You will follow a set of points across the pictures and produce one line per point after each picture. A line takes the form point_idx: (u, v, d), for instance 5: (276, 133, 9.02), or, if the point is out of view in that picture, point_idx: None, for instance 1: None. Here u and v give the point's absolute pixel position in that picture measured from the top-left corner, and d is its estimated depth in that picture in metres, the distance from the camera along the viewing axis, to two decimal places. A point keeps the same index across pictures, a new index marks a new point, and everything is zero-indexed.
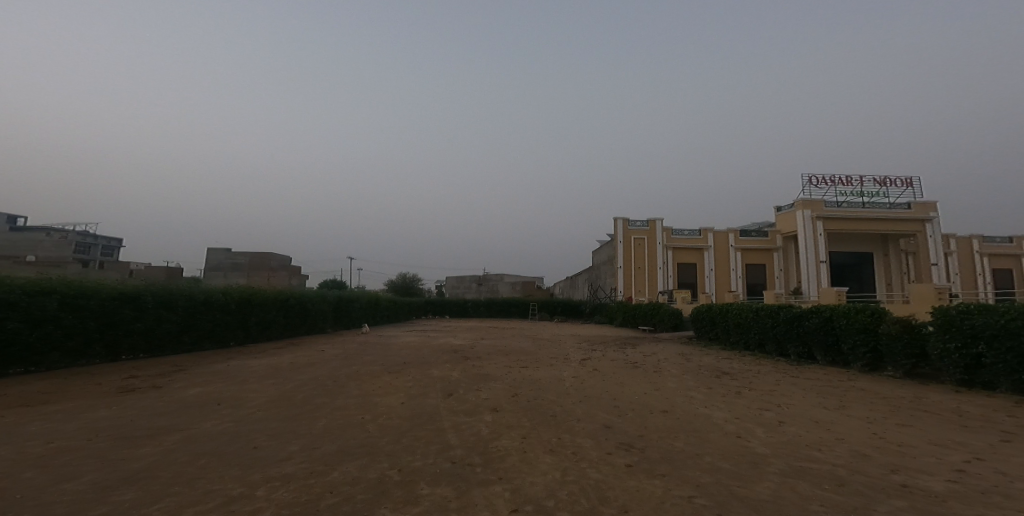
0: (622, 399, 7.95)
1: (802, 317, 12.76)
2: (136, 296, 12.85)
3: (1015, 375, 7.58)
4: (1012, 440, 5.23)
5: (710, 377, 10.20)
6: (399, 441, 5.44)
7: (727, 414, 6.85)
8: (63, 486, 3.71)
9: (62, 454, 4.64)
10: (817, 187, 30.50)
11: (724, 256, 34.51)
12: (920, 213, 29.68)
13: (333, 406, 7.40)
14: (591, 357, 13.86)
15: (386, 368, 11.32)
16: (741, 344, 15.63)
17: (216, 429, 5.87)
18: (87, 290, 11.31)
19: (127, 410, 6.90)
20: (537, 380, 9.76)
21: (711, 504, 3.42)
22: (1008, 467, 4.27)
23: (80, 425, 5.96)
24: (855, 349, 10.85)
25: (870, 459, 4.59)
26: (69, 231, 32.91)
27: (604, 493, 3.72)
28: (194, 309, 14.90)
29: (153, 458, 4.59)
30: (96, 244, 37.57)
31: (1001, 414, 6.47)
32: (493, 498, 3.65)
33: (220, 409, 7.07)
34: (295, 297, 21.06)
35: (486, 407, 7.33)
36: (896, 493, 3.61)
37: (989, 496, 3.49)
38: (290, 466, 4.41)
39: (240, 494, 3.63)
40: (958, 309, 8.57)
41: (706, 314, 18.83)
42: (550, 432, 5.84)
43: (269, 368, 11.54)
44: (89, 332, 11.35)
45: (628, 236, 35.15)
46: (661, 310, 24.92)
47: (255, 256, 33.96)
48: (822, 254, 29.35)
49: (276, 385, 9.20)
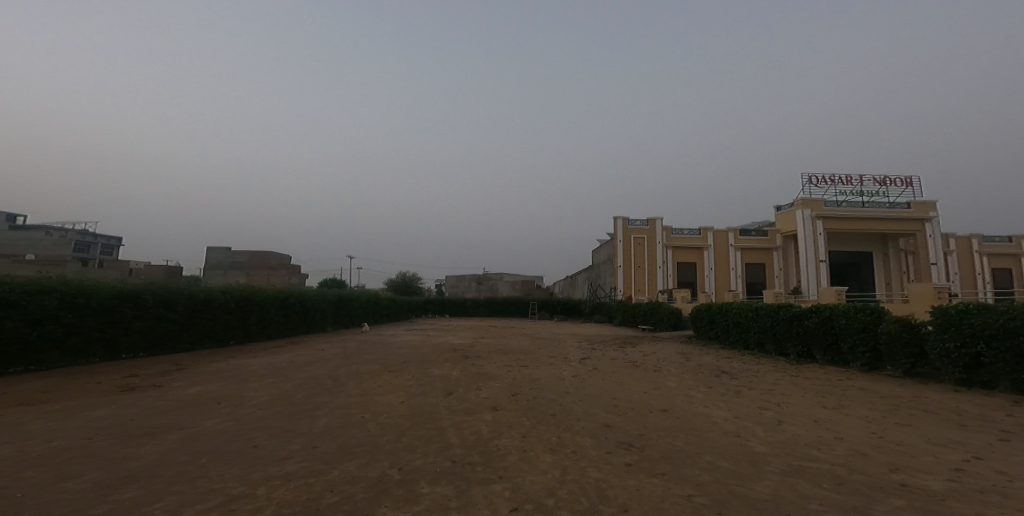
0: (622, 398, 7.95)
1: (801, 316, 12.77)
2: (136, 295, 12.85)
3: (1014, 374, 7.59)
4: (1011, 440, 5.24)
5: (710, 376, 10.20)
6: (399, 439, 5.46)
7: (726, 413, 6.86)
8: (63, 485, 3.70)
9: (62, 453, 4.64)
10: (817, 186, 30.52)
11: (724, 255, 34.52)
12: (919, 212, 29.70)
13: (333, 405, 7.41)
14: (591, 356, 13.86)
15: (386, 367, 11.34)
16: (741, 344, 15.64)
17: (215, 429, 5.86)
18: (86, 289, 11.31)
19: (125, 409, 6.87)
20: (536, 379, 9.76)
21: (710, 504, 3.43)
22: (1007, 466, 4.28)
23: (80, 424, 5.96)
24: (854, 348, 10.86)
25: (869, 459, 4.60)
26: (69, 230, 32.87)
27: (604, 492, 3.73)
28: (194, 308, 14.88)
29: (153, 457, 4.58)
30: (94, 243, 37.41)
31: (1000, 414, 6.48)
32: (493, 497, 3.65)
33: (220, 408, 7.07)
34: (295, 296, 21.03)
35: (486, 405, 7.34)
36: (895, 492, 3.62)
37: (990, 496, 3.49)
38: (289, 465, 4.41)
39: (239, 493, 3.63)
40: (957, 308, 8.59)
41: (706, 313, 18.84)
42: (549, 431, 5.85)
43: (269, 367, 11.51)
44: (88, 331, 11.34)
45: (628, 235, 35.18)
46: (660, 309, 24.92)
47: (254, 255, 34.19)
48: (822, 254, 29.36)
49: (276, 384, 9.20)
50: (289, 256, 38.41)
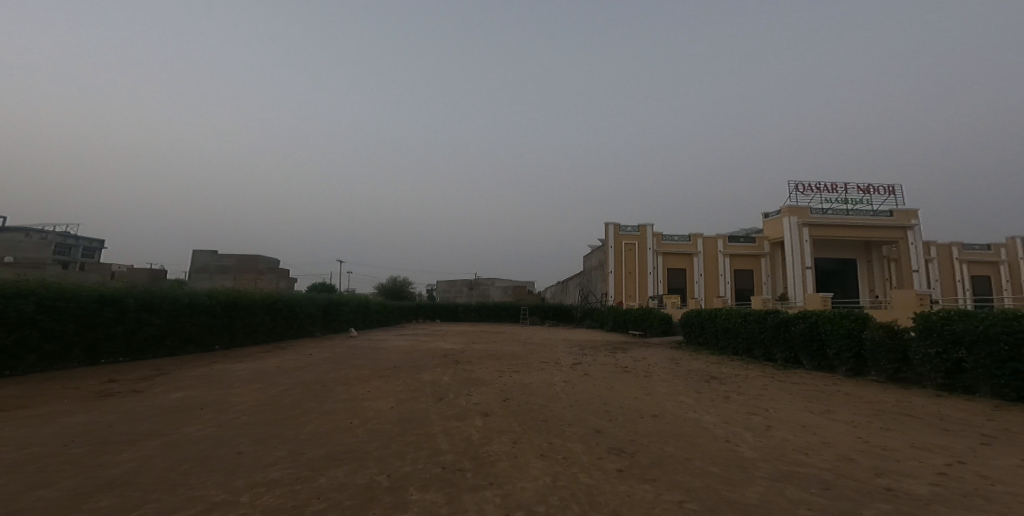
0: (614, 403, 7.97)
1: (787, 322, 12.97)
2: (118, 299, 12.59)
3: (993, 380, 7.79)
4: (992, 444, 5.38)
5: (699, 382, 10.28)
6: (388, 445, 5.40)
7: (715, 419, 6.91)
8: (36, 493, 3.60)
9: (35, 461, 4.49)
10: (803, 194, 31.07)
11: (712, 261, 34.91)
12: (901, 220, 30.47)
13: (321, 410, 7.31)
14: (582, 362, 13.86)
15: (376, 372, 11.21)
16: (729, 350, 15.83)
17: (198, 435, 5.75)
18: (67, 292, 11.08)
19: (104, 415, 6.70)
20: (528, 384, 9.72)
21: (700, 508, 3.47)
22: (990, 471, 4.36)
23: (55, 430, 5.77)
24: (840, 353, 11.03)
25: (856, 463, 4.68)
26: (50, 233, 32.19)
27: (595, 498, 3.73)
28: (178, 312, 14.64)
29: (132, 464, 4.48)
30: (76, 245, 36.64)
31: (981, 418, 6.65)
32: (484, 503, 3.64)
33: (204, 414, 6.94)
34: (282, 300, 20.81)
35: (477, 411, 7.33)
36: (881, 496, 3.68)
37: (972, 499, 3.57)
38: (274, 472, 4.32)
39: (222, 500, 3.57)
40: (940, 314, 8.76)
41: (696, 318, 18.98)
42: (541, 437, 5.83)
43: (256, 371, 11.34)
44: (68, 334, 11.05)
45: (619, 240, 35.50)
46: (650, 315, 25.17)
47: (241, 258, 33.62)
48: (808, 260, 29.83)
49: (263, 389, 9.05)
50: (276, 260, 37.87)
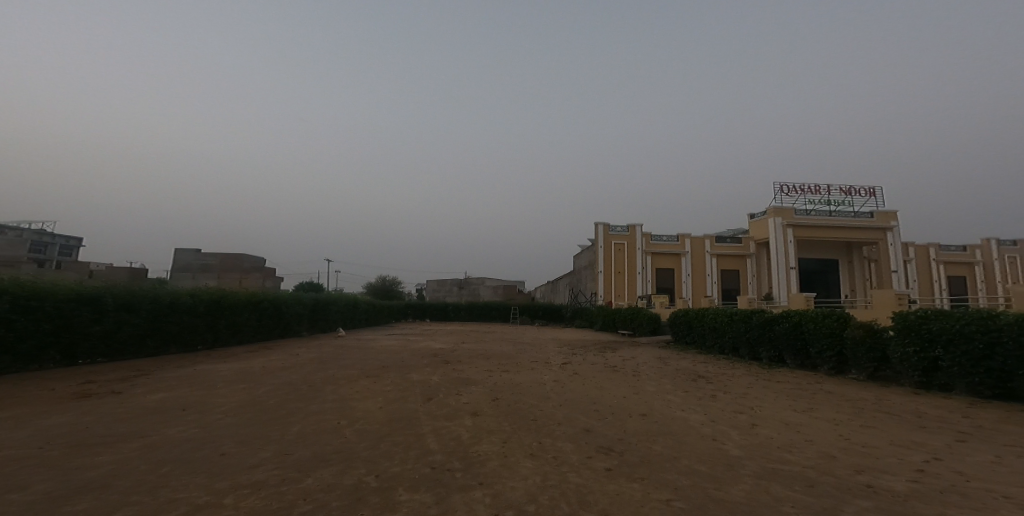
0: (603, 403, 8.03)
1: (772, 322, 13.19)
2: (96, 298, 12.26)
3: (969, 378, 8.05)
4: (966, 440, 5.57)
5: (686, 381, 10.40)
6: (377, 446, 5.36)
7: (702, 418, 7.01)
8: (10, 496, 3.51)
9: (8, 464, 4.37)
10: (787, 195, 31.62)
11: (700, 261, 35.33)
12: (882, 221, 31.22)
13: (307, 411, 7.22)
14: (571, 361, 13.91)
15: (363, 372, 11.12)
16: (716, 349, 16.04)
17: (180, 436, 5.64)
18: (42, 291, 10.76)
19: (82, 416, 6.54)
20: (517, 384, 9.73)
21: (688, 506, 3.52)
22: (964, 467, 4.52)
23: (29, 433, 5.62)
24: (822, 352, 11.27)
25: (837, 460, 4.80)
26: (25, 230, 31.30)
27: (584, 497, 3.77)
28: (159, 312, 14.33)
29: (112, 466, 4.39)
30: (53, 242, 35.70)
31: (957, 415, 6.86)
32: (473, 503, 3.64)
33: (185, 415, 6.80)
34: (268, 299, 20.50)
35: (466, 411, 7.31)
36: (861, 493, 3.78)
37: (948, 496, 3.68)
38: (259, 474, 4.27)
39: (206, 502, 3.52)
40: (917, 314, 9.01)
41: (683, 318, 19.18)
42: (530, 437, 5.85)
43: (241, 372, 11.18)
44: (43, 334, 10.75)
45: (608, 240, 35.68)
46: (639, 314, 25.37)
47: (226, 257, 33.01)
48: (792, 261, 30.39)
49: (247, 390, 8.91)
50: (262, 259, 37.26)
